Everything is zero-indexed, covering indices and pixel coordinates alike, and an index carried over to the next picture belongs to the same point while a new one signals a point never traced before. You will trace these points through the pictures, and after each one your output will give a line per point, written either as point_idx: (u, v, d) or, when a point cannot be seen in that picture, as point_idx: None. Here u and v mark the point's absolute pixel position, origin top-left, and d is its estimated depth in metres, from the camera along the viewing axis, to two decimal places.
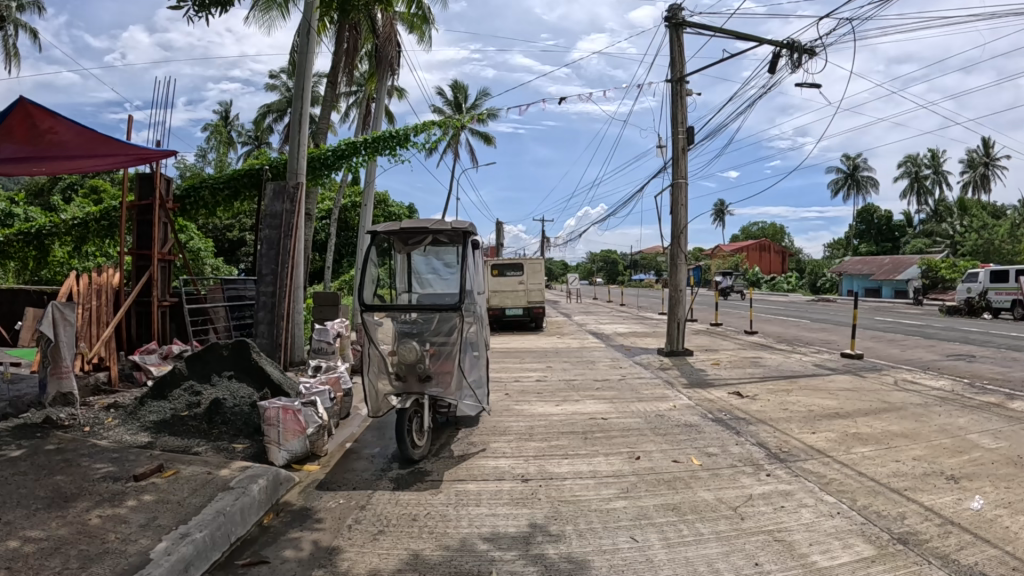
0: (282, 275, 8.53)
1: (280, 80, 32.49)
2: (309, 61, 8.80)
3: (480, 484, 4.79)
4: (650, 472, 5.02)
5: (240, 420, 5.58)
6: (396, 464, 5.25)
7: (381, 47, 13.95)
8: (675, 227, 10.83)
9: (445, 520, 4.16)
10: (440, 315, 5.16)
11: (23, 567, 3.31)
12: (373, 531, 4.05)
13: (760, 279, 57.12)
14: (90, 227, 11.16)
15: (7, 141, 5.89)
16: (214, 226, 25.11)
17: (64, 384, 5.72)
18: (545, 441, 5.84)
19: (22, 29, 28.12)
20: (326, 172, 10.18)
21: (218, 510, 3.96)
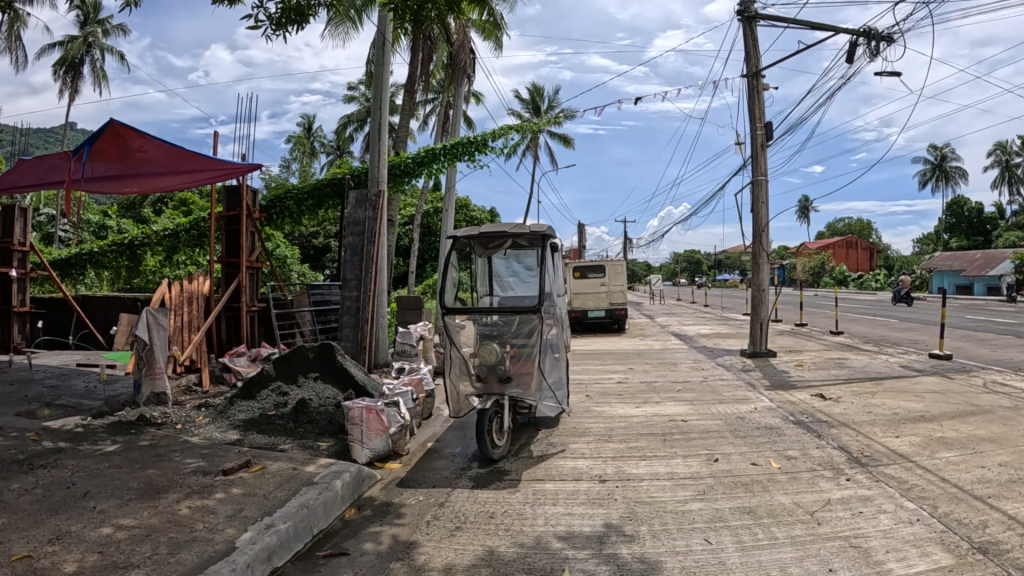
0: (367, 280, 8.75)
1: (359, 91, 33.31)
2: (387, 74, 9.03)
3: (557, 483, 4.84)
4: (728, 475, 4.97)
5: (325, 420, 5.76)
6: (477, 463, 5.32)
7: (456, 55, 14.15)
8: (757, 226, 10.62)
9: (521, 518, 4.22)
10: (520, 317, 5.20)
11: (116, 552, 3.53)
12: (451, 527, 4.13)
13: (848, 279, 55.37)
14: (180, 236, 11.63)
15: (101, 161, 6.26)
16: (301, 233, 26.03)
17: (158, 384, 6.02)
18: (624, 442, 5.84)
19: (110, 53, 29.81)
20: (407, 179, 10.38)
21: (302, 503, 4.13)
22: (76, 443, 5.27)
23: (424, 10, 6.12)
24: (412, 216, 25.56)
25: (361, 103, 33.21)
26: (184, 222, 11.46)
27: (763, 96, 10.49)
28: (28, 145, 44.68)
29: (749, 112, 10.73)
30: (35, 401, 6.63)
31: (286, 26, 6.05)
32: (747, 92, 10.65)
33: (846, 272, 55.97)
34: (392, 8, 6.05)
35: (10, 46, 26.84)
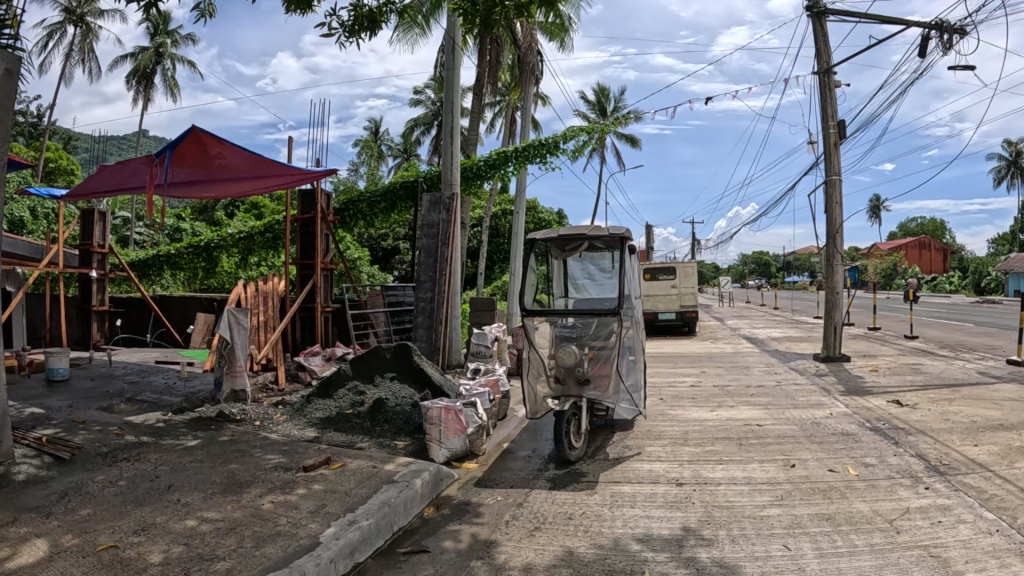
0: (440, 281, 8.90)
1: (424, 96, 33.73)
2: (457, 78, 9.20)
3: (634, 486, 4.83)
4: (806, 481, 4.89)
5: (402, 419, 5.87)
6: (553, 464, 5.33)
7: (522, 57, 14.22)
8: (830, 227, 10.44)
9: (600, 520, 4.23)
10: (599, 319, 5.31)
11: (202, 544, 3.66)
12: (531, 527, 4.17)
13: (920, 282, 53.63)
14: (254, 239, 12.02)
15: (183, 165, 6.48)
16: (369, 235, 26.51)
17: (237, 382, 6.28)
18: (699, 446, 5.83)
19: (182, 63, 30.86)
20: (478, 181, 10.51)
21: (383, 501, 4.21)
22: (159, 437, 5.46)
23: (494, 17, 6.17)
24: (480, 218, 25.77)
25: (427, 107, 33.59)
26: (258, 225, 11.92)
27: (835, 93, 10.28)
28: (104, 152, 46.47)
29: (821, 109, 10.53)
30: (118, 396, 6.90)
31: (358, 32, 6.29)
32: (818, 89, 10.45)
33: (918, 274, 54.30)
34: (462, 14, 6.11)
35: (85, 58, 27.96)
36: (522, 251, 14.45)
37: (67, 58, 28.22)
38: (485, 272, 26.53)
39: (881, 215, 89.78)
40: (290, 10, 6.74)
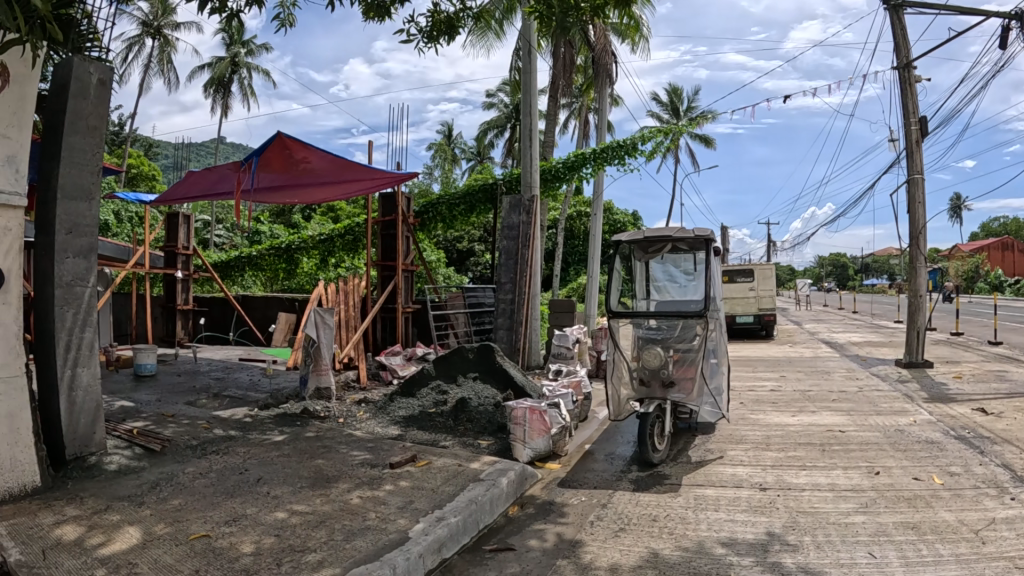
0: (521, 284, 9.18)
1: (496, 98, 34.11)
2: (533, 82, 9.57)
3: (719, 490, 4.93)
4: (890, 489, 4.84)
5: (485, 419, 6.01)
6: (635, 466, 5.55)
7: (597, 58, 14.24)
8: (913, 228, 10.23)
9: (684, 523, 4.29)
10: (683, 322, 5.65)
11: (294, 535, 3.83)
12: (615, 528, 4.25)
13: (1002, 283, 51.48)
14: (335, 241, 13.21)
15: (269, 169, 6.75)
16: (445, 237, 27.01)
17: (322, 380, 6.51)
18: (782, 452, 5.88)
19: (257, 72, 31.83)
20: (557, 184, 10.74)
21: (471, 498, 4.34)
22: (246, 432, 5.71)
23: (569, 20, 6.12)
24: (556, 221, 25.98)
25: (500, 110, 33.97)
26: (339, 229, 13.01)
27: (915, 88, 10.03)
28: (184, 159, 48.42)
29: (901, 106, 10.31)
30: (204, 392, 7.23)
31: (437, 38, 6.44)
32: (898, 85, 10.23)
33: (1001, 276, 52.18)
34: (538, 16, 6.11)
35: (164, 69, 29.11)
36: (601, 255, 14.50)
37: (147, 69, 29.45)
38: (561, 274, 26.69)
39: (961, 213, 86.45)
40: (370, 17, 6.93)
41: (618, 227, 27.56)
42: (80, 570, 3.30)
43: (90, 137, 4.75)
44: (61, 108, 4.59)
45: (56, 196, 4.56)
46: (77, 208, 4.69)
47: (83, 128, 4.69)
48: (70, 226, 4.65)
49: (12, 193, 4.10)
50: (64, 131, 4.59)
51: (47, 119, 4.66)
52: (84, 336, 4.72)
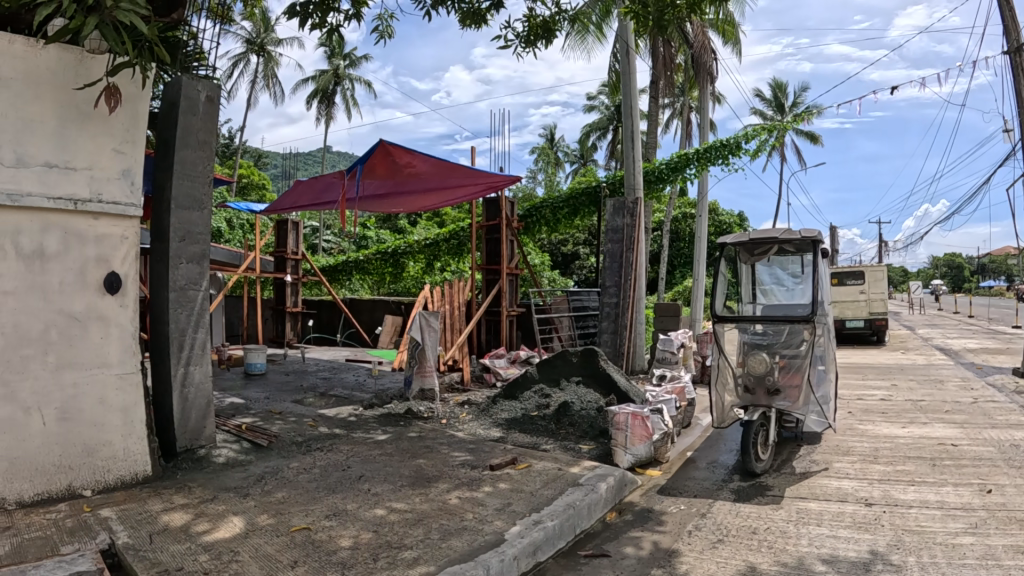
0: (626, 286, 9.27)
1: (597, 100, 34.08)
2: (634, 83, 9.58)
3: (822, 504, 4.78)
4: (1004, 509, 4.56)
5: (587, 423, 6.06)
6: (737, 476, 5.46)
7: (695, 57, 13.99)
8: None
9: (784, 537, 4.19)
10: (790, 327, 5.57)
11: (392, 531, 3.95)
12: (713, 539, 4.20)
13: None
14: (439, 246, 13.76)
15: (375, 173, 7.04)
16: (551, 241, 27.21)
17: (426, 382, 6.77)
18: (890, 465, 5.64)
19: (358, 82, 32.96)
20: (661, 185, 10.71)
21: (569, 502, 4.36)
22: (350, 430, 5.95)
23: (666, 18, 6.06)
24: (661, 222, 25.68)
25: (601, 112, 33.88)
26: (445, 233, 13.47)
27: None
28: (293, 168, 50.72)
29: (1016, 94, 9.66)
30: (312, 390, 7.59)
31: (534, 42, 6.53)
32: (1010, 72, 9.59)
33: None
34: (634, 15, 6.03)
35: (268, 83, 30.55)
36: (706, 258, 14.23)
37: (253, 84, 31.02)
38: (667, 276, 26.32)
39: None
40: (467, 26, 7.07)
41: (723, 228, 26.93)
42: (185, 555, 3.51)
43: (201, 151, 5.06)
44: (172, 125, 4.91)
45: (171, 206, 4.89)
46: (190, 217, 5.01)
47: (194, 142, 5.02)
48: (184, 233, 4.97)
49: (129, 205, 4.38)
50: (176, 146, 4.90)
51: (162, 135, 5.00)
52: (197, 335, 5.02)
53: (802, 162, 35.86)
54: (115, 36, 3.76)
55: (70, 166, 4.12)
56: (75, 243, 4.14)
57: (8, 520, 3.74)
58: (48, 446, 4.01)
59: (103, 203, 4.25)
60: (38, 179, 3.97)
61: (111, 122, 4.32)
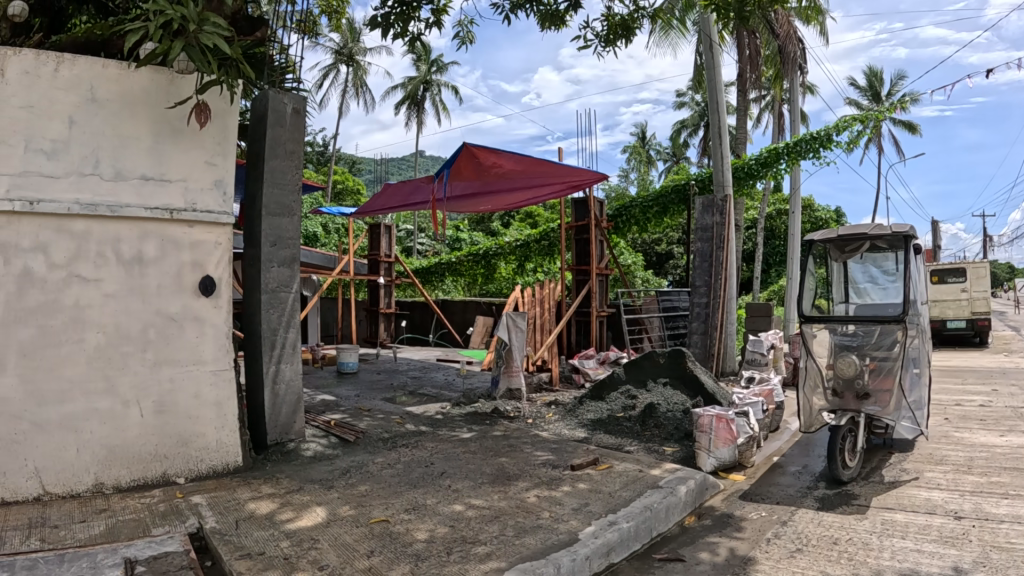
0: (716, 286, 9.03)
1: (687, 97, 33.62)
2: (719, 76, 9.33)
3: (908, 515, 4.56)
4: None
5: (672, 425, 5.92)
6: (822, 482, 5.28)
7: (781, 48, 13.55)
8: None
9: (865, 549, 3.99)
10: (881, 328, 5.29)
11: (468, 527, 3.64)
12: (791, 548, 4.02)
13: None
14: (530, 247, 13.91)
15: (463, 176, 7.14)
16: (643, 240, 26.95)
17: (513, 381, 6.91)
18: (985, 476, 5.29)
19: (447, 87, 33.71)
20: (750, 181, 10.41)
21: (646, 505, 4.11)
22: (436, 428, 6.05)
23: (747, 9, 5.82)
24: (754, 219, 25.05)
25: (692, 108, 33.33)
26: (536, 234, 13.60)
27: None
28: (389, 173, 52.31)
29: None
30: (401, 389, 7.82)
31: (614, 41, 6.52)
32: None
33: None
34: (714, 7, 5.80)
35: (360, 92, 31.66)
36: (800, 255, 13.73)
37: (345, 93, 32.19)
38: (763, 276, 25.55)
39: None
40: (546, 27, 7.13)
41: (820, 224, 25.96)
42: (267, 541, 3.40)
43: (289, 161, 5.15)
44: (261, 137, 5.03)
45: (262, 214, 5.01)
46: (280, 223, 5.11)
47: (283, 153, 5.11)
48: (275, 238, 5.08)
49: (221, 213, 4.57)
50: (265, 156, 5.02)
51: (252, 146, 5.14)
52: (287, 335, 5.11)
53: (904, 154, 34.23)
54: (201, 58, 4.03)
55: (165, 178, 4.37)
56: (172, 249, 4.40)
57: (106, 503, 3.97)
58: (145, 436, 4.28)
59: (197, 211, 4.47)
60: (135, 192, 4.25)
61: (203, 137, 4.53)
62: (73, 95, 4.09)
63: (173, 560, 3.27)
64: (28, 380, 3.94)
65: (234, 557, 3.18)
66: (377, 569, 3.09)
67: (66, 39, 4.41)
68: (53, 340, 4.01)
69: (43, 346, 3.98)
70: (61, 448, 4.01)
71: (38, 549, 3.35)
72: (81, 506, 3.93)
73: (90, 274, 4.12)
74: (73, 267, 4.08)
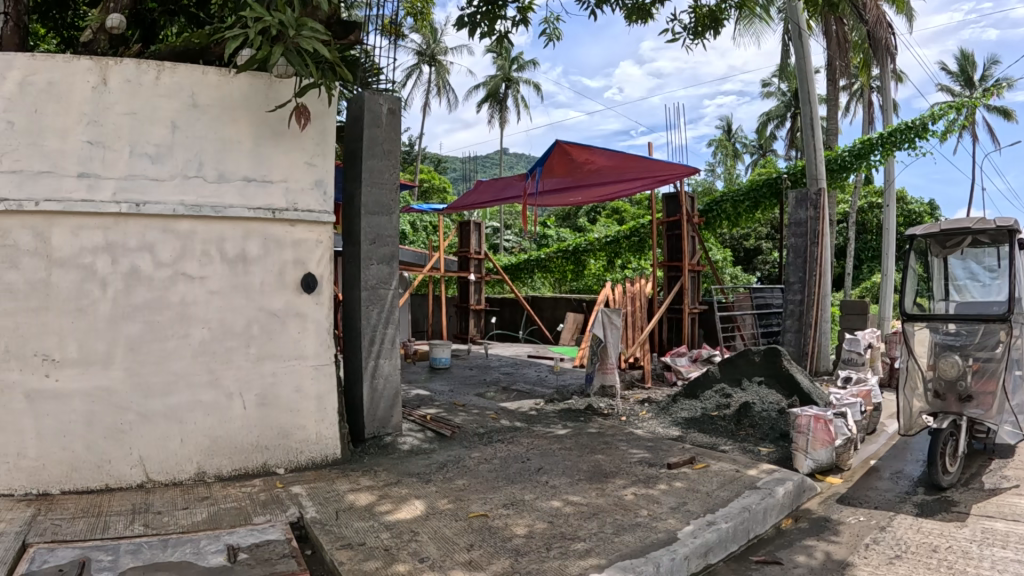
0: (811, 283, 8.78)
1: (773, 87, 32.80)
2: (809, 66, 9.04)
3: (1011, 524, 4.32)
4: None
5: (768, 425, 5.79)
6: (921, 488, 5.07)
7: (871, 34, 13.06)
8: None
9: (967, 558, 3.80)
10: (986, 327, 5.05)
11: (566, 523, 3.63)
12: (890, 554, 3.86)
13: None
14: (621, 243, 13.80)
15: (555, 173, 7.19)
16: (732, 236, 26.50)
17: (608, 378, 6.82)
18: None
19: (528, 83, 33.83)
20: (843, 174, 10.06)
21: (744, 505, 4.02)
22: (531, 424, 6.06)
23: None
24: (846, 214, 24.26)
25: (778, 98, 32.48)
26: (625, 230, 13.48)
27: None
28: (473, 171, 52.99)
29: None
30: (495, 385, 7.88)
31: (702, 33, 6.40)
32: None
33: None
34: None
35: (442, 91, 32.10)
36: (895, 248, 13.23)
37: (428, 93, 32.72)
38: (854, 271, 24.58)
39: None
40: (633, 21, 7.04)
41: (912, 218, 24.92)
42: (368, 532, 3.46)
43: (387, 160, 5.21)
44: (359, 137, 5.11)
45: (361, 212, 5.09)
46: (378, 222, 5.18)
47: (381, 152, 5.17)
48: (374, 236, 5.16)
49: (322, 212, 4.63)
50: (363, 156, 5.09)
51: (350, 147, 5.23)
52: (386, 331, 5.18)
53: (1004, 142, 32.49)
54: (299, 61, 4.12)
55: (268, 179, 4.47)
56: (274, 248, 4.50)
57: (207, 491, 4.11)
58: (248, 427, 4.41)
59: (298, 211, 4.55)
60: (238, 193, 4.37)
61: (303, 139, 4.60)
62: (175, 101, 4.24)
63: (275, 548, 3.36)
64: (135, 373, 4.13)
65: (336, 547, 3.25)
66: (478, 562, 3.11)
67: (167, 48, 4.57)
68: (159, 335, 4.19)
69: (149, 341, 4.16)
70: (165, 438, 4.19)
71: (143, 534, 3.49)
72: (184, 493, 4.09)
73: (196, 272, 4.28)
74: (178, 266, 4.24)
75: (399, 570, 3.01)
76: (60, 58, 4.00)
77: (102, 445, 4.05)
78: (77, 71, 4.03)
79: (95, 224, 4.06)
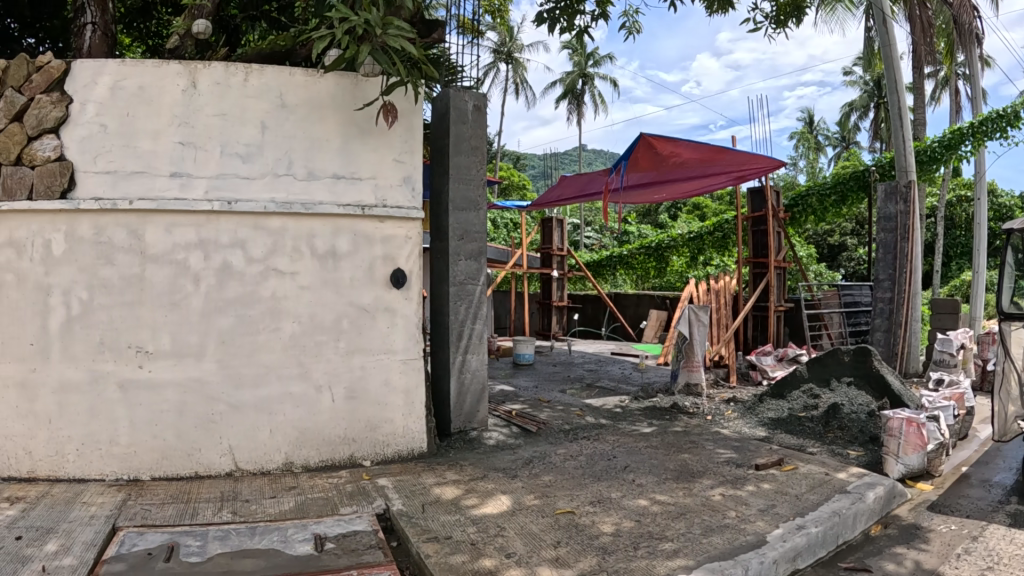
0: (901, 280, 8.48)
1: (857, 77, 31.78)
2: (894, 54, 8.72)
3: None
4: None
5: (857, 427, 5.63)
6: (1015, 497, 4.84)
7: (954, 19, 12.49)
8: None
9: None
10: None
11: (653, 522, 3.60)
12: (982, 565, 3.69)
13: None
14: (704, 239, 13.64)
15: (639, 166, 7.14)
16: (816, 233, 25.91)
17: (694, 376, 6.79)
18: None
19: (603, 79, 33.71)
20: (933, 166, 9.67)
21: (834, 510, 3.91)
22: (616, 422, 6.04)
23: None
24: (936, 208, 23.35)
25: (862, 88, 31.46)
26: (709, 226, 13.37)
27: None
28: (550, 167, 53.14)
29: None
30: (580, 381, 7.90)
31: (784, 22, 6.25)
32: None
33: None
34: None
35: (518, 89, 32.32)
36: (986, 242, 12.65)
37: (505, 91, 33.02)
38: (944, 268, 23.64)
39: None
40: (713, 11, 6.92)
41: (1004, 212, 23.83)
42: (454, 525, 3.50)
43: (473, 156, 5.25)
44: (446, 134, 5.17)
45: (449, 208, 5.15)
46: (466, 217, 5.23)
47: (467, 148, 5.21)
48: (462, 232, 5.22)
49: (411, 208, 4.70)
50: (450, 153, 5.15)
51: (437, 144, 5.29)
52: (474, 327, 5.24)
53: None
54: (386, 60, 4.20)
55: (357, 177, 4.57)
56: (364, 244, 4.59)
57: (294, 481, 4.23)
58: (336, 419, 4.51)
59: (388, 207, 4.63)
60: (328, 190, 4.48)
61: (391, 136, 4.68)
62: (264, 101, 4.36)
63: (362, 539, 3.44)
64: (226, 365, 4.27)
65: (423, 539, 3.31)
66: (565, 559, 3.12)
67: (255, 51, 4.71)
68: (251, 329, 4.32)
69: (241, 334, 4.30)
70: (255, 429, 4.32)
71: (231, 521, 3.62)
72: (272, 482, 4.21)
73: (286, 268, 4.40)
74: (269, 262, 4.36)
75: (485, 565, 3.04)
76: (151, 64, 4.18)
77: (193, 435, 4.21)
78: (168, 75, 4.20)
79: (188, 222, 4.22)
